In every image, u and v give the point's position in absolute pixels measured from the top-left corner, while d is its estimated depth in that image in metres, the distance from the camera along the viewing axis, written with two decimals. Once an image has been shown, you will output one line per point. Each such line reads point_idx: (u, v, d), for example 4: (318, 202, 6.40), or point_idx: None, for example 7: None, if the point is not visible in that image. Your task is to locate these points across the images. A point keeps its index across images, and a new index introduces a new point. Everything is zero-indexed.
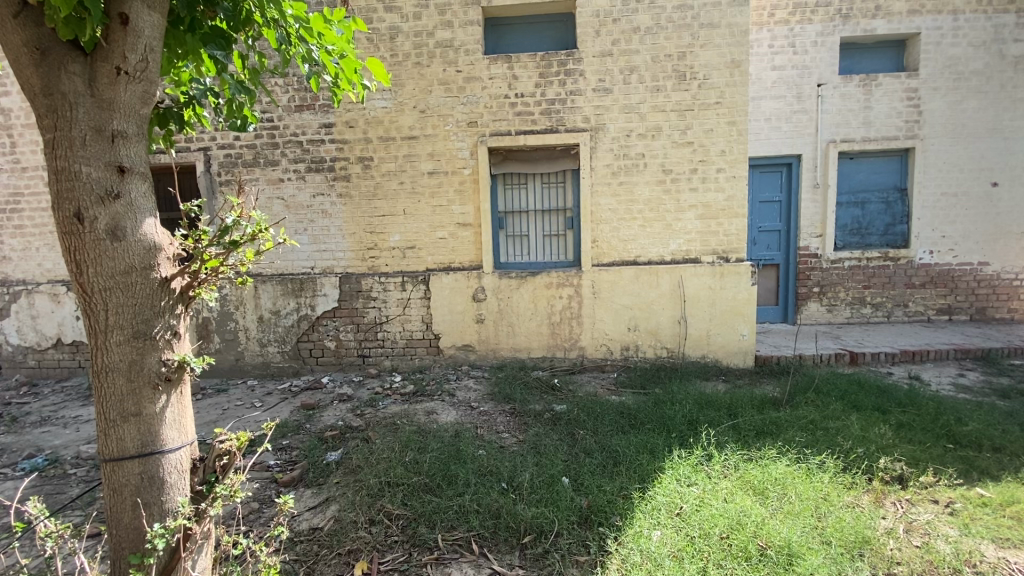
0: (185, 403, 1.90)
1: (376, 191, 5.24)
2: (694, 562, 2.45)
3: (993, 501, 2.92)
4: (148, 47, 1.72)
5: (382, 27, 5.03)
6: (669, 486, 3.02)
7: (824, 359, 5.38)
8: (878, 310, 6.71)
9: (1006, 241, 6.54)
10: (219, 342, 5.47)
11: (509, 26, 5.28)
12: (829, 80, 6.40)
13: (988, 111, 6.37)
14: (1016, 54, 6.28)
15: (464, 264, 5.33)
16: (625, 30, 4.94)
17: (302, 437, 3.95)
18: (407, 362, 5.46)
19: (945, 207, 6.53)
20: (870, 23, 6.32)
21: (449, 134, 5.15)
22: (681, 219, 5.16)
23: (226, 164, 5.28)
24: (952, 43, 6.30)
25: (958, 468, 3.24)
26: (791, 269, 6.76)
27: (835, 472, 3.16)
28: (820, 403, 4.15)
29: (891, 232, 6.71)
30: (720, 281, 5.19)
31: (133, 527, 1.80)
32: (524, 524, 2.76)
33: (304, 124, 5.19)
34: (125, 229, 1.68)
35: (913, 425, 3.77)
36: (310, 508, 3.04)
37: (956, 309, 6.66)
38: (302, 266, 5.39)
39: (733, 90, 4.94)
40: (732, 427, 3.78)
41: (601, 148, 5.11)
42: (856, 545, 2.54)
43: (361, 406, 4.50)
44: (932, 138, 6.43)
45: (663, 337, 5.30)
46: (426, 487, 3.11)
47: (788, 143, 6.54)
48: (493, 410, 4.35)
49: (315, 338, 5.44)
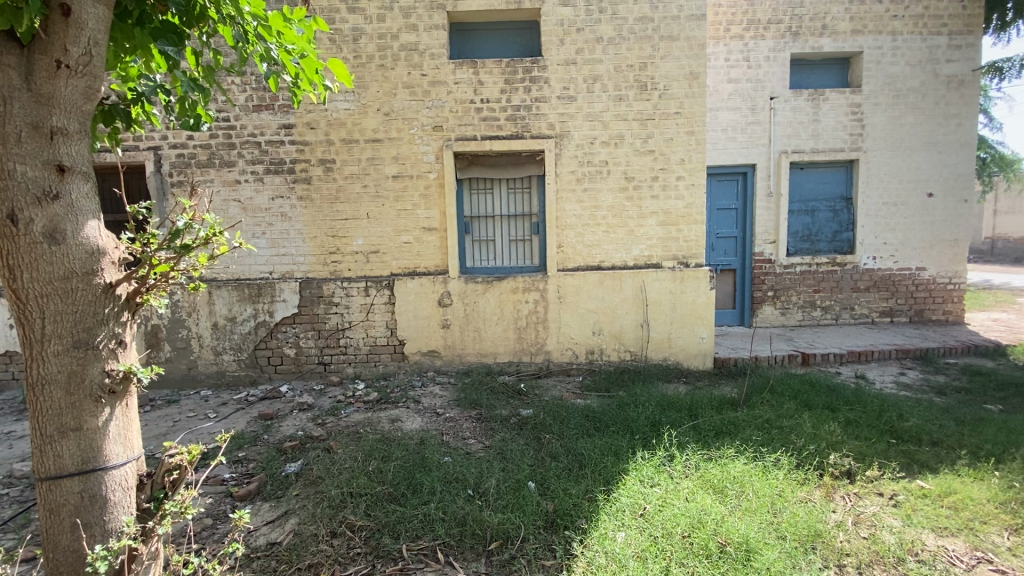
0: (130, 415, 1.79)
1: (338, 195, 5.13)
2: (657, 561, 2.50)
3: (932, 492, 3.11)
4: (92, 39, 1.63)
5: (346, 28, 4.95)
6: (633, 488, 3.07)
7: (778, 360, 5.61)
8: (827, 313, 7.06)
9: (941, 247, 6.99)
10: (170, 350, 5.22)
11: (474, 31, 5.30)
12: (780, 93, 6.71)
13: (924, 126, 6.82)
14: (949, 73, 6.74)
15: (430, 269, 5.28)
16: (588, 40, 5.03)
17: (259, 448, 3.81)
18: (371, 368, 5.34)
19: (887, 216, 6.94)
20: (818, 41, 6.66)
21: (414, 138, 5.10)
22: (643, 225, 5.28)
23: (178, 165, 5.06)
24: (891, 63, 6.71)
25: (900, 462, 3.44)
26: (747, 274, 7.04)
27: (789, 469, 3.30)
28: (775, 403, 4.33)
29: (839, 239, 7.08)
30: (680, 285, 5.34)
31: (72, 550, 1.69)
32: (491, 531, 2.75)
33: (263, 125, 5.04)
34: (64, 232, 1.58)
35: (859, 422, 3.98)
36: (268, 522, 2.93)
37: (897, 311, 7.09)
38: (260, 270, 5.20)
39: (692, 101, 5.11)
40: (693, 428, 3.89)
41: (566, 154, 5.18)
42: (809, 539, 2.65)
43: (322, 415, 4.38)
44: (874, 150, 6.84)
45: (627, 340, 5.39)
46: (390, 497, 3.06)
47: (743, 153, 6.81)
48: (459, 416, 4.32)
49: (273, 345, 5.26)
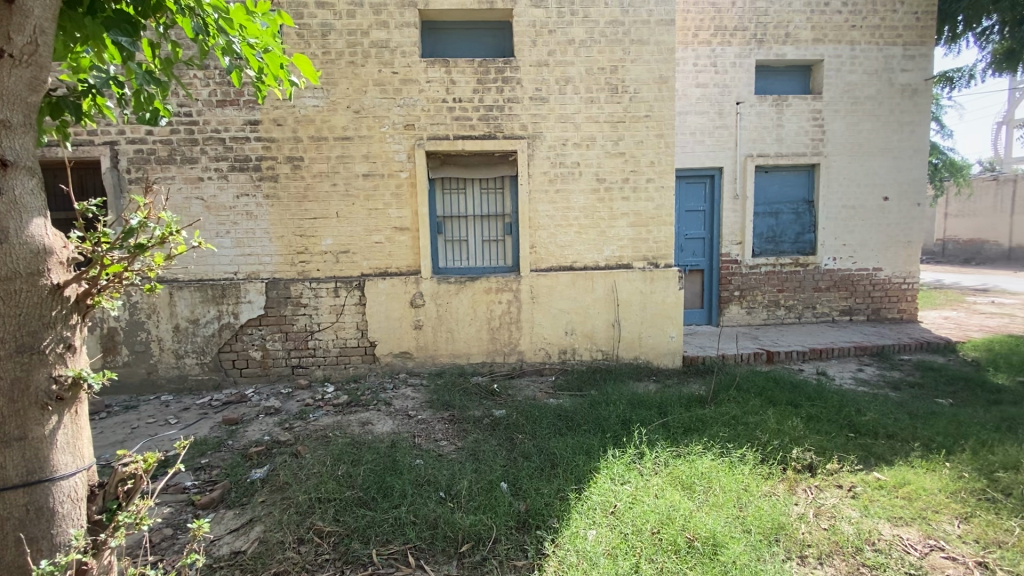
0: (81, 423, 1.71)
1: (306, 193, 5.02)
2: (627, 558, 2.52)
3: (887, 483, 3.24)
4: (38, 28, 1.55)
5: (314, 23, 4.85)
6: (604, 486, 3.10)
7: (744, 359, 5.76)
8: (790, 312, 7.29)
9: (896, 249, 7.30)
10: (128, 354, 5.00)
11: (446, 30, 5.27)
12: (746, 98, 6.90)
13: (880, 132, 7.12)
14: (903, 82, 7.06)
15: (401, 269, 5.21)
16: (560, 41, 5.06)
17: (223, 454, 3.69)
18: (341, 371, 5.24)
19: (846, 218, 7.21)
20: (781, 48, 6.87)
21: (385, 136, 5.03)
22: (614, 227, 5.34)
23: (136, 161, 4.86)
24: (849, 71, 6.98)
25: (858, 455, 3.58)
26: (715, 274, 7.21)
27: (754, 464, 3.39)
28: (741, 400, 4.45)
29: (801, 241, 7.32)
30: (651, 285, 5.43)
31: (14, 568, 1.56)
32: (462, 533, 2.73)
33: (227, 120, 4.89)
34: (7, 230, 1.49)
35: (820, 417, 4.13)
36: (232, 531, 2.84)
37: (856, 310, 7.38)
38: (224, 271, 5.04)
39: (662, 104, 5.20)
40: (662, 425, 3.96)
41: (538, 155, 5.19)
42: (773, 531, 2.73)
43: (290, 419, 4.27)
44: (834, 155, 7.10)
45: (599, 340, 5.45)
46: (360, 501, 3.01)
47: (711, 156, 6.98)
48: (431, 418, 4.28)
49: (238, 348, 5.11)
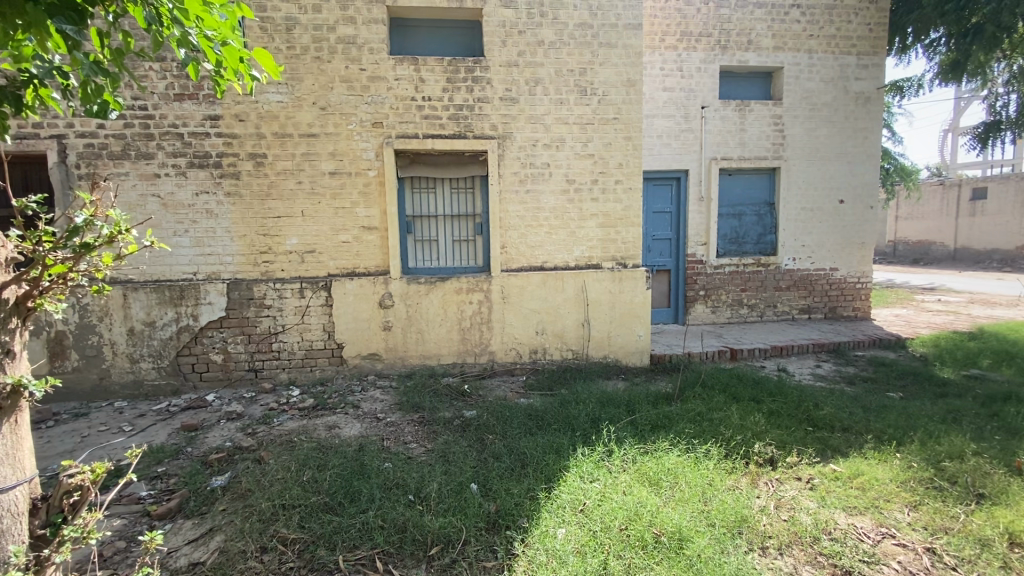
0: (21, 433, 1.61)
1: (270, 191, 4.88)
2: (596, 555, 2.54)
3: (843, 474, 3.38)
4: None
5: (278, 17, 4.72)
6: (574, 484, 3.13)
7: (709, 356, 5.91)
8: (753, 310, 7.53)
9: (851, 249, 7.63)
10: (78, 359, 4.75)
11: (415, 27, 5.22)
12: (711, 103, 7.09)
13: (836, 138, 7.42)
14: (857, 90, 7.38)
15: (370, 269, 5.13)
16: (530, 42, 5.08)
17: (181, 462, 3.54)
18: (307, 374, 5.12)
19: (805, 220, 7.49)
20: (743, 55, 7.08)
21: (352, 133, 4.94)
22: (584, 227, 5.40)
23: (87, 156, 4.62)
24: (807, 78, 7.25)
25: (816, 448, 3.72)
26: (681, 274, 7.38)
27: (718, 459, 3.49)
28: (705, 396, 4.56)
29: (763, 242, 7.56)
30: (619, 285, 5.51)
31: None
32: (431, 536, 2.70)
33: (185, 115, 4.70)
34: None
35: (780, 412, 4.27)
36: (190, 542, 2.73)
37: (814, 309, 7.68)
38: (183, 271, 4.85)
39: (629, 107, 5.28)
40: (630, 423, 4.03)
41: (508, 156, 5.20)
42: (736, 524, 2.81)
43: (253, 424, 4.14)
44: (794, 159, 7.37)
45: (569, 339, 5.49)
46: (327, 507, 2.94)
47: (677, 159, 7.13)
48: (401, 420, 4.22)
49: (198, 351, 4.92)
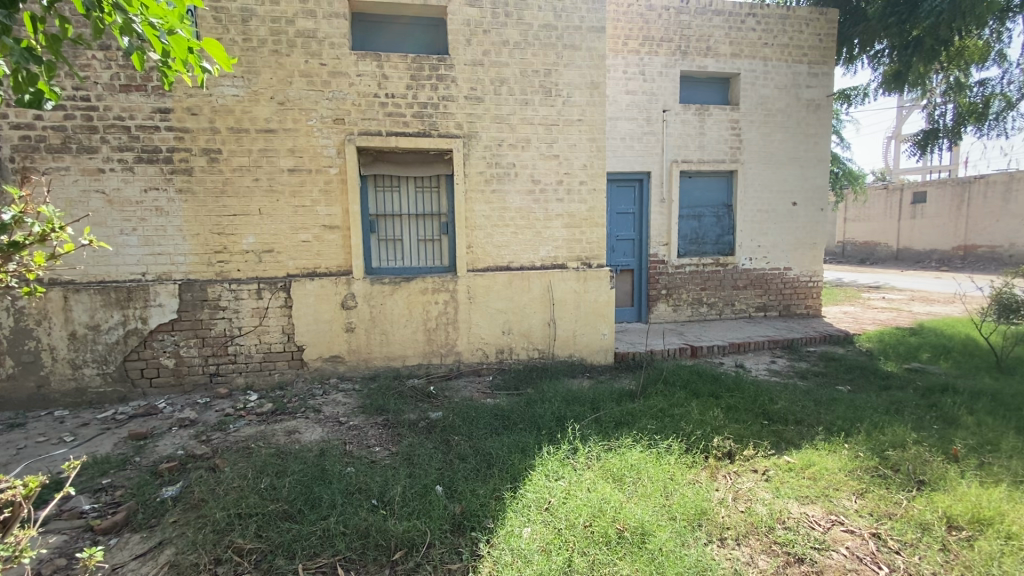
0: None
1: (225, 188, 4.69)
2: (561, 553, 2.56)
3: (796, 465, 3.53)
4: None
5: (233, 7, 4.55)
6: (539, 483, 3.15)
7: (671, 353, 6.05)
8: (712, 309, 7.77)
9: (804, 250, 7.97)
10: (13, 366, 4.45)
11: (377, 23, 5.13)
12: (672, 107, 7.27)
13: (789, 142, 7.74)
14: (808, 97, 7.72)
15: (332, 269, 5.01)
16: (495, 42, 5.08)
17: (128, 473, 3.36)
18: (265, 377, 4.96)
19: (761, 221, 7.78)
20: (703, 61, 7.29)
21: (312, 130, 4.81)
22: (549, 227, 5.43)
23: (22, 149, 4.33)
24: (762, 85, 7.53)
25: (771, 440, 3.87)
26: (644, 274, 7.53)
27: (679, 453, 3.57)
28: (667, 393, 4.67)
29: (722, 242, 7.80)
30: (584, 285, 5.57)
31: None
32: (395, 540, 2.66)
33: (132, 107, 4.47)
34: None
35: (738, 406, 4.43)
36: (138, 556, 2.60)
37: (770, 307, 7.98)
38: (130, 271, 4.61)
39: (593, 109, 5.35)
40: (595, 420, 4.08)
41: (473, 155, 5.18)
42: (696, 517, 2.89)
43: (207, 431, 3.98)
44: (750, 162, 7.64)
45: (535, 339, 5.52)
46: (286, 514, 2.85)
47: (640, 161, 7.27)
48: (364, 424, 4.15)
49: (147, 356, 4.69)
